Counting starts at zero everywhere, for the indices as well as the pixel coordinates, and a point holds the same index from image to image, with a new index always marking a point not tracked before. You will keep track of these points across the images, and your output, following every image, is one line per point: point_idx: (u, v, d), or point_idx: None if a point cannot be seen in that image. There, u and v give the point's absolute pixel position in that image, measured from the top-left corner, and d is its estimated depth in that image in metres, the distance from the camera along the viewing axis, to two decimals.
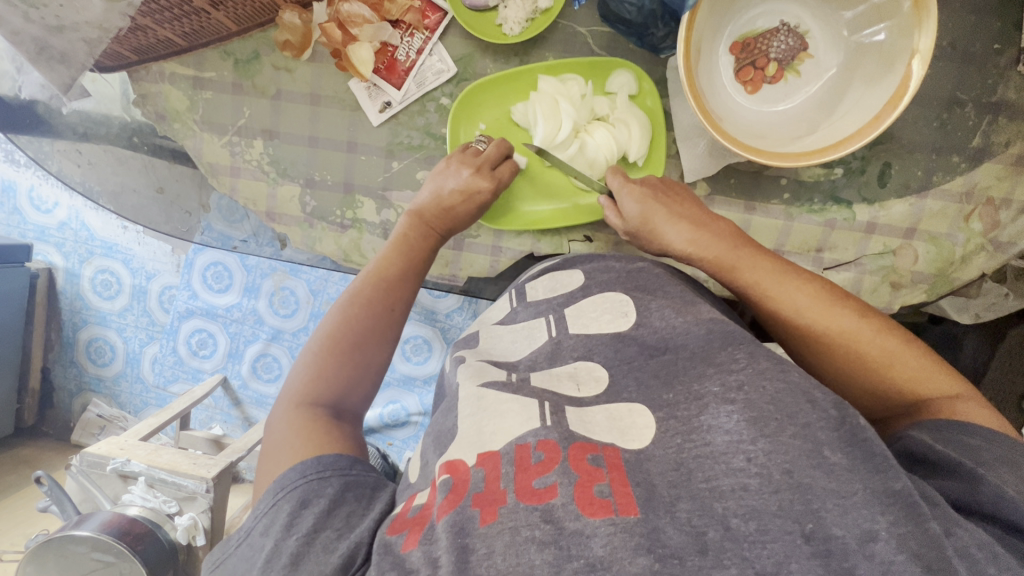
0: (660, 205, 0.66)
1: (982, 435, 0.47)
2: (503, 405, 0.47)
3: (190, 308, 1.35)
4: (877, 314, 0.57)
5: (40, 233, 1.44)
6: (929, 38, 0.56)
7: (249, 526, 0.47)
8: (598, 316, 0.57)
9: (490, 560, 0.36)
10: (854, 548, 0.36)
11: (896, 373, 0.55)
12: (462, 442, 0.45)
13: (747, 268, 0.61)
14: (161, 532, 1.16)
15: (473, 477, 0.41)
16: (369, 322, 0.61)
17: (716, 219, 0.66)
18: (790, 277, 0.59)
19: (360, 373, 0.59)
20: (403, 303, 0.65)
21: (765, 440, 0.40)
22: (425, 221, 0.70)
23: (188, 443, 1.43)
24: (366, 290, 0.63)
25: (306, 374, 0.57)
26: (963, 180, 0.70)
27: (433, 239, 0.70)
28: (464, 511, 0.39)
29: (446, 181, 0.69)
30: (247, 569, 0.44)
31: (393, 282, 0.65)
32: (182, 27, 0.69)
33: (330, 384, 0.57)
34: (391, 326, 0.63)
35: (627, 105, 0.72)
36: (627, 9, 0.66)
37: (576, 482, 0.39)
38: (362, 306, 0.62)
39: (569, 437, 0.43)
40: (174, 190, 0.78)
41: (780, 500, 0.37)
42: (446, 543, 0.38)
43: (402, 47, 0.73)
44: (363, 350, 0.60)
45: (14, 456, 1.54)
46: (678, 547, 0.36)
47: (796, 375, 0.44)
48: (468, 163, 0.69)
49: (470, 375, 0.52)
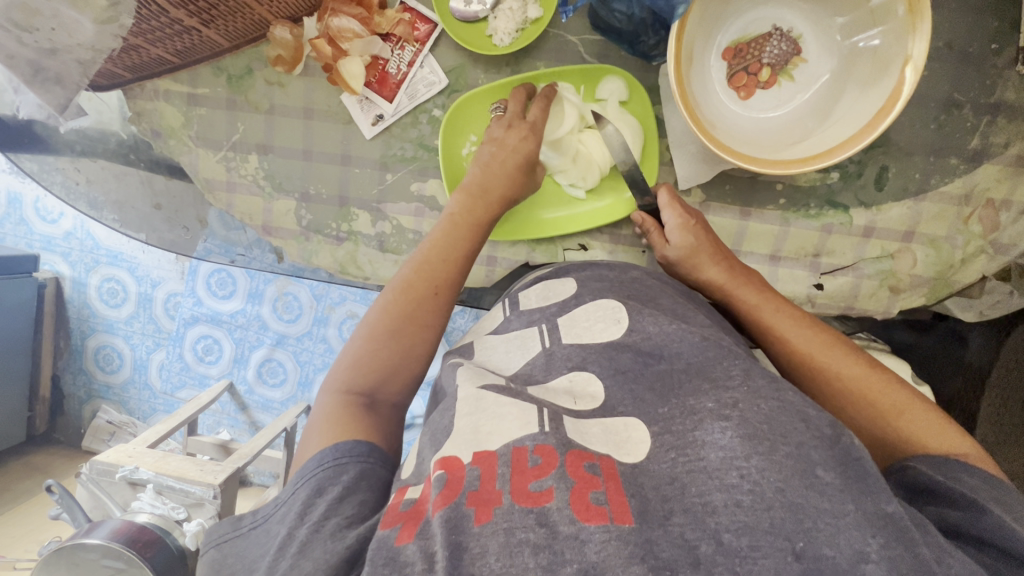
0: (703, 238, 0.67)
1: (982, 474, 0.46)
2: (503, 408, 0.47)
3: (195, 315, 1.38)
4: (885, 368, 0.57)
5: (47, 243, 1.47)
6: (922, 43, 0.55)
7: (270, 511, 0.47)
8: (591, 326, 0.58)
9: (483, 560, 0.36)
10: (845, 568, 0.35)
11: (902, 423, 0.52)
12: (457, 441, 0.45)
13: (772, 306, 0.63)
14: (169, 539, 1.15)
15: (469, 476, 0.41)
16: (413, 305, 0.59)
17: (752, 270, 0.68)
18: (811, 323, 0.61)
19: (404, 360, 0.57)
20: (450, 286, 0.62)
21: (759, 457, 0.40)
22: (472, 189, 0.67)
23: (196, 449, 1.42)
24: (410, 274, 0.61)
25: (354, 363, 0.56)
26: (962, 183, 0.69)
27: (484, 207, 0.66)
28: (458, 508, 0.39)
29: (494, 142, 0.68)
30: (262, 555, 0.44)
31: (434, 262, 0.62)
32: (173, 45, 0.68)
33: (370, 368, 0.56)
34: (438, 310, 0.60)
35: (619, 111, 0.71)
36: (617, 17, 0.66)
37: (571, 488, 0.39)
38: (404, 290, 0.60)
39: (566, 444, 0.43)
40: (171, 206, 0.79)
41: (772, 517, 0.37)
42: (440, 538, 0.37)
43: (392, 60, 0.73)
44: (405, 334, 0.58)
45: (27, 463, 1.56)
46: (671, 559, 0.36)
47: (792, 394, 0.45)
48: (516, 128, 0.68)
49: (470, 377, 0.52)
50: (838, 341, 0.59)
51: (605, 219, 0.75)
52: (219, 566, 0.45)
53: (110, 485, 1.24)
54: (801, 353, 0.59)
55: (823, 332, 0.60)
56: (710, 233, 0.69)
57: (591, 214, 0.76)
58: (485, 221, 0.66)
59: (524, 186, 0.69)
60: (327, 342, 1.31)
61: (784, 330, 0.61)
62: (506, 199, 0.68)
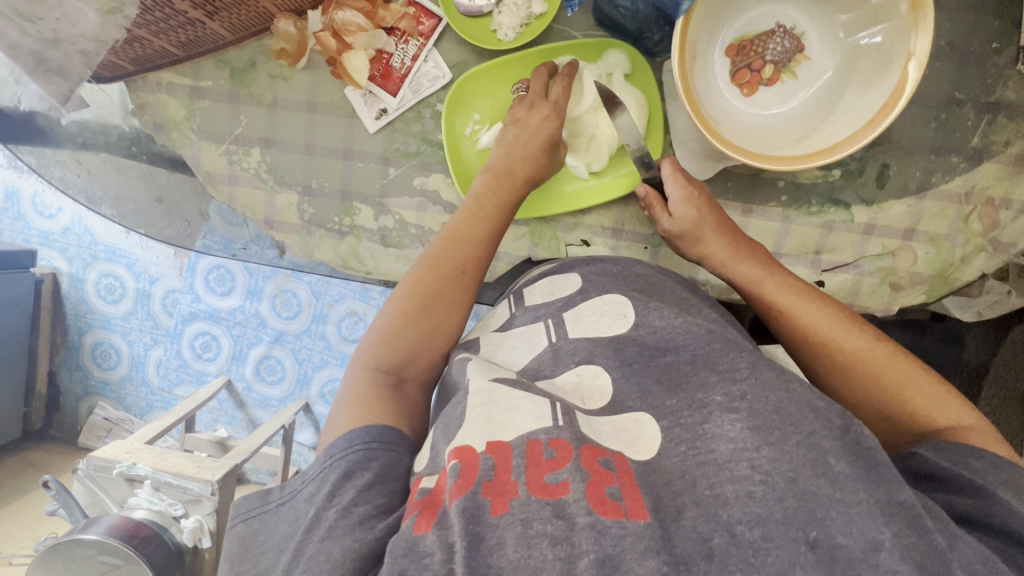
0: (709, 212, 0.66)
1: (989, 458, 0.46)
2: (516, 400, 0.46)
3: (194, 311, 1.36)
4: (892, 342, 0.57)
5: (44, 238, 1.46)
6: (925, 40, 0.56)
7: (298, 488, 0.47)
8: (597, 319, 0.58)
9: (501, 551, 0.36)
10: (859, 556, 0.36)
11: (907, 396, 0.54)
12: (471, 429, 0.44)
13: (775, 282, 0.63)
14: (167, 535, 1.17)
15: (482, 465, 0.41)
16: (439, 284, 0.61)
17: (756, 242, 0.67)
18: (817, 300, 0.61)
19: (430, 338, 0.60)
20: (477, 266, 0.63)
21: (769, 448, 0.40)
22: (498, 170, 0.67)
23: (193, 445, 1.44)
24: (439, 251, 0.62)
25: (383, 340, 0.58)
26: (962, 181, 0.70)
27: (510, 186, 0.67)
28: (475, 497, 0.39)
29: (518, 121, 0.68)
30: (288, 536, 0.44)
31: (461, 241, 0.63)
32: (177, 37, 0.68)
33: (399, 347, 0.58)
34: (463, 290, 0.62)
35: (623, 84, 0.70)
36: (621, 13, 0.67)
37: (587, 481, 0.39)
38: (431, 268, 0.61)
39: (581, 437, 0.43)
40: (172, 199, 0.79)
41: (785, 508, 0.37)
42: (459, 528, 0.37)
43: (397, 54, 0.73)
44: (433, 313, 0.60)
45: (23, 460, 1.56)
46: (686, 554, 0.36)
47: (799, 385, 0.45)
48: (538, 108, 0.68)
49: (479, 371, 0.51)
50: (845, 316, 0.59)
51: (606, 196, 0.75)
52: (248, 542, 0.45)
53: (107, 481, 1.23)
54: (808, 329, 0.60)
55: (830, 308, 0.60)
56: (716, 206, 0.67)
57: (592, 192, 0.76)
58: (510, 203, 0.67)
59: (548, 166, 0.69)
60: (326, 339, 1.30)
61: (790, 307, 0.61)
62: (529, 180, 0.68)
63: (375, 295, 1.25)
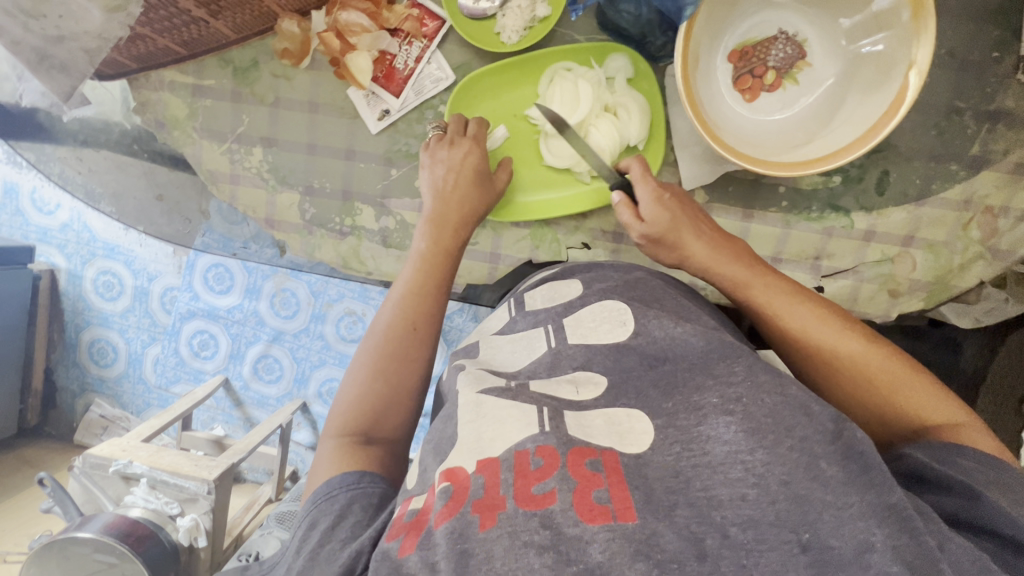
0: (682, 214, 0.66)
1: (974, 456, 0.47)
2: (502, 412, 0.46)
3: (191, 310, 1.35)
4: (883, 341, 0.58)
5: (42, 235, 1.46)
6: (926, 49, 0.56)
7: (275, 558, 0.49)
8: (596, 326, 0.58)
9: (489, 565, 0.36)
10: (850, 558, 0.36)
11: (900, 397, 0.54)
12: (461, 450, 0.45)
13: (761, 282, 0.63)
14: (163, 534, 1.16)
15: (473, 484, 0.41)
16: (393, 343, 0.61)
17: (735, 240, 0.67)
18: (806, 302, 0.61)
19: (393, 397, 0.59)
20: (429, 318, 0.64)
21: (763, 451, 0.40)
22: (434, 215, 0.69)
23: (190, 443, 1.46)
24: (388, 317, 0.63)
25: (348, 408, 0.57)
26: (962, 189, 0.70)
27: (446, 229, 0.69)
28: (464, 517, 0.39)
29: (438, 167, 0.70)
30: None
31: (409, 296, 0.64)
32: (180, 36, 0.68)
33: (363, 411, 0.57)
34: (420, 345, 0.62)
35: (626, 89, 0.71)
36: (625, 18, 0.68)
37: (574, 489, 0.39)
38: (384, 332, 0.62)
39: (567, 442, 0.43)
40: (174, 197, 0.79)
41: (778, 510, 0.38)
42: (445, 549, 0.37)
43: (400, 55, 0.73)
44: (389, 374, 0.59)
45: (18, 457, 1.55)
46: (677, 552, 0.36)
47: (795, 388, 0.45)
48: (458, 146, 0.71)
49: (468, 383, 0.52)
50: (835, 317, 0.59)
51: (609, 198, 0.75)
52: None
53: (103, 479, 1.23)
54: (798, 331, 0.60)
55: (819, 310, 0.60)
56: (690, 209, 0.67)
57: (594, 194, 0.75)
58: (451, 241, 0.69)
59: (482, 200, 0.71)
60: (325, 338, 1.30)
61: (778, 307, 0.61)
62: (464, 217, 0.70)
63: (373, 296, 1.25)
